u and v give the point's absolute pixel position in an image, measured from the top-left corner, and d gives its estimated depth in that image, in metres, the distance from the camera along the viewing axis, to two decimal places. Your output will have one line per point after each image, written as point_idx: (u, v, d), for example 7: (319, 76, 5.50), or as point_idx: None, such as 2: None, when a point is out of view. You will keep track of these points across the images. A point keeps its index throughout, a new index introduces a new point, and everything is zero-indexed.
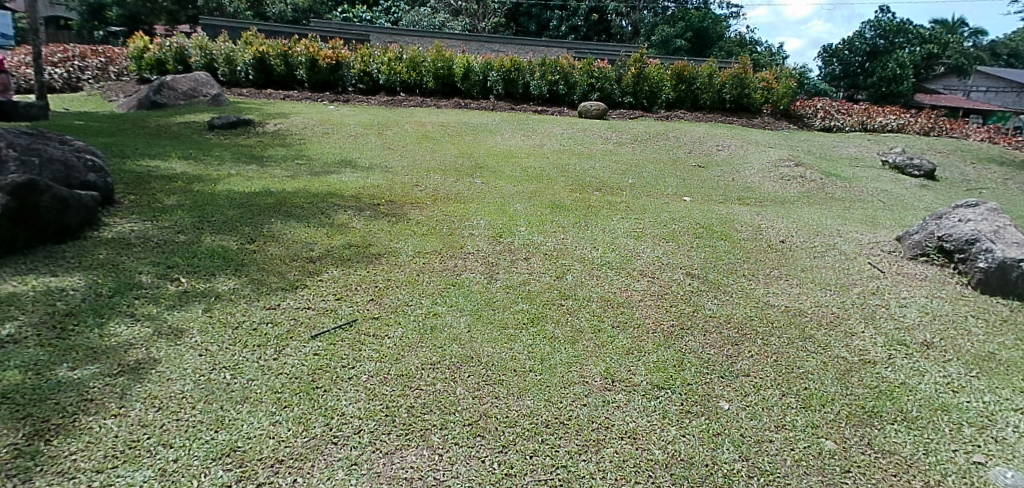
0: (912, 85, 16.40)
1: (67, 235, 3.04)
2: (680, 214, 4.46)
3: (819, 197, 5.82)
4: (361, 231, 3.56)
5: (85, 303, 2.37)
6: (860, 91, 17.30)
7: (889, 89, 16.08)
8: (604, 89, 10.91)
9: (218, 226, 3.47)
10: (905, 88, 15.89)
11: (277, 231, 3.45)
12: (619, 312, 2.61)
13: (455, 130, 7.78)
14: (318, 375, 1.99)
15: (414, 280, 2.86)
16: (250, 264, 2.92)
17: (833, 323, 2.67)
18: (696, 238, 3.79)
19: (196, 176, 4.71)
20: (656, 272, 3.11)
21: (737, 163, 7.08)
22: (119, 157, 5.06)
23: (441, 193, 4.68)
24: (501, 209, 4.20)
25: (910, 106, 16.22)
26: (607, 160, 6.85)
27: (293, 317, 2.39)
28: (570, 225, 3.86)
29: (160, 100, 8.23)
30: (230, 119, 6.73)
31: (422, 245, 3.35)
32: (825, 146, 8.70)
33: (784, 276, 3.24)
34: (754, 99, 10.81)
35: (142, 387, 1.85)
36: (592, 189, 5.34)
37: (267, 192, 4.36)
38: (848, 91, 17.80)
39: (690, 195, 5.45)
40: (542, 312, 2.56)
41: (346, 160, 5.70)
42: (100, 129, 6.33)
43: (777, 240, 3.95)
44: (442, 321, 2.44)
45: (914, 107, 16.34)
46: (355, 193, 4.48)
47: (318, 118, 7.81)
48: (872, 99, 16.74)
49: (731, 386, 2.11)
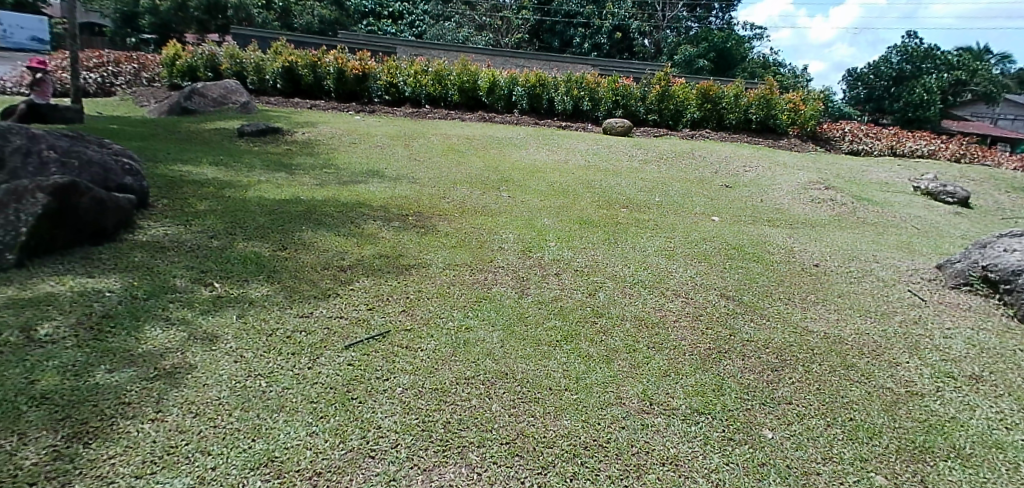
0: (938, 111, 16.14)
1: (104, 237, 3.10)
2: (711, 234, 4.41)
3: (851, 221, 5.70)
4: (391, 242, 3.58)
5: (121, 306, 2.39)
6: (886, 115, 17.07)
7: (915, 114, 15.86)
8: (628, 106, 10.97)
9: (249, 233, 3.51)
10: (931, 114, 15.66)
11: (308, 239, 3.50)
12: (653, 333, 2.55)
13: (480, 144, 7.81)
14: (353, 386, 1.96)
15: (445, 292, 2.86)
16: (283, 272, 2.96)
17: (876, 352, 2.59)
18: (729, 259, 3.75)
19: (227, 182, 4.78)
20: (689, 292, 3.05)
21: (765, 184, 7.00)
22: (153, 162, 5.13)
23: (468, 206, 4.69)
24: (530, 224, 4.18)
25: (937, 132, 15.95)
26: (633, 177, 6.82)
27: (326, 326, 2.39)
28: (600, 242, 3.81)
29: (190, 107, 8.47)
30: (260, 127, 6.85)
31: (451, 257, 3.35)
32: (853, 169, 8.56)
33: (819, 302, 3.19)
34: (781, 120, 10.71)
35: (178, 392, 1.84)
36: (620, 205, 5.32)
37: (297, 200, 4.40)
38: (873, 115, 17.57)
39: (718, 215, 5.40)
40: (576, 330, 2.51)
41: (374, 170, 5.75)
42: (135, 133, 6.48)
43: (810, 265, 3.92)
44: (475, 334, 2.42)
45: (941, 133, 16.10)
46: (384, 203, 4.50)
47: (345, 128, 7.91)
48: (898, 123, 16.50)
49: (773, 413, 2.04)
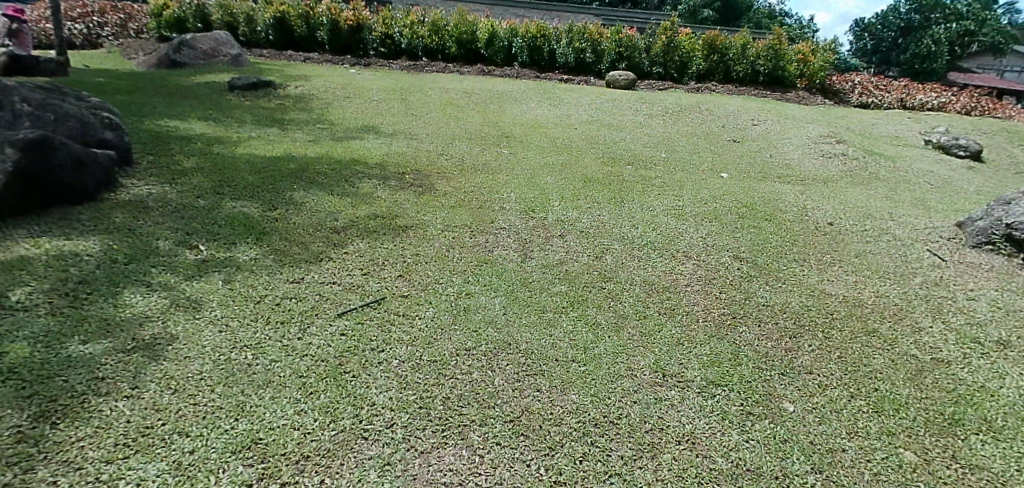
0: (947, 63, 15.69)
1: (83, 196, 2.93)
2: (721, 191, 4.23)
3: (863, 176, 5.49)
4: (387, 201, 3.41)
5: (100, 271, 2.24)
6: (893, 68, 16.48)
7: (923, 66, 15.37)
8: (632, 58, 10.57)
9: (237, 193, 3.33)
10: (940, 66, 15.19)
11: (300, 199, 3.32)
12: (664, 298, 2.41)
13: (479, 98, 7.51)
14: (346, 359, 1.83)
15: (444, 255, 2.71)
16: (273, 234, 2.80)
17: (898, 316, 2.46)
18: (741, 218, 3.60)
19: (216, 138, 4.56)
20: (701, 253, 2.89)
21: (774, 138, 6.76)
22: (138, 116, 4.88)
23: (467, 163, 4.49)
24: (533, 182, 4.00)
25: (946, 83, 15.49)
26: (638, 132, 6.58)
27: (318, 293, 2.25)
28: (606, 201, 3.64)
29: (179, 60, 8.12)
30: (251, 81, 6.56)
31: (450, 218, 3.19)
32: (864, 123, 8.28)
33: (836, 263, 3.04)
34: (789, 72, 10.33)
35: (157, 366, 1.71)
36: (624, 162, 5.13)
37: (288, 157, 4.20)
38: (880, 68, 17.06)
39: (727, 171, 5.21)
40: (583, 295, 2.38)
41: (369, 126, 5.52)
42: (119, 87, 6.19)
43: (824, 223, 3.76)
44: (476, 301, 2.29)
45: (950, 85, 15.66)
46: (379, 160, 4.30)
47: (339, 81, 7.60)
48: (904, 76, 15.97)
49: (793, 384, 1.92)
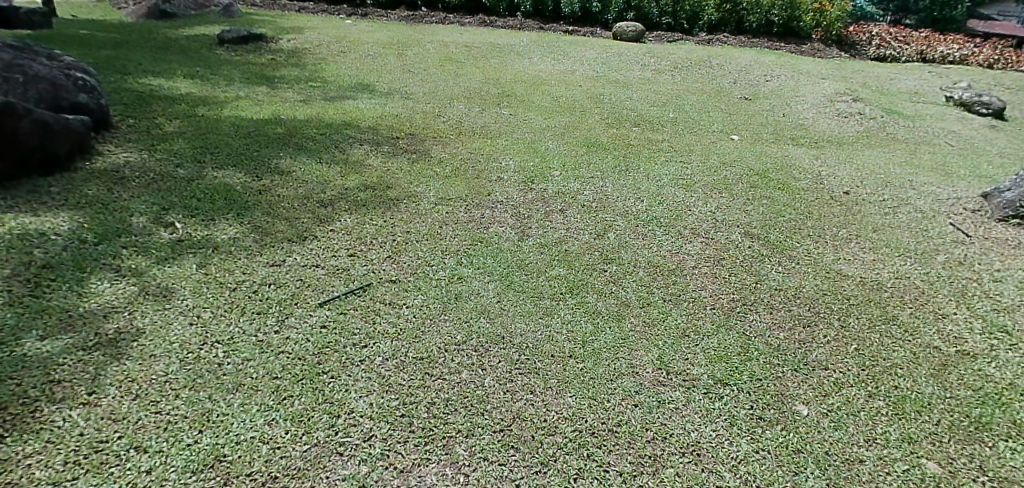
0: (966, 13, 14.98)
1: (54, 166, 2.66)
2: (732, 157, 4.00)
3: (880, 137, 5.20)
4: (379, 170, 3.20)
5: (65, 252, 2.05)
6: (910, 16, 15.52)
7: (941, 13, 14.61)
8: (641, 7, 10.06)
9: (220, 159, 3.09)
10: (960, 13, 14.36)
11: (287, 167, 3.09)
12: (670, 283, 2.26)
13: (479, 52, 7.15)
14: (325, 357, 1.70)
15: (436, 233, 2.55)
16: (256, 208, 2.59)
17: (919, 300, 2.30)
18: (752, 188, 3.39)
19: (202, 97, 4.21)
20: (709, 230, 2.72)
21: (788, 95, 6.43)
22: (118, 71, 4.57)
23: (465, 126, 4.25)
24: (532, 148, 3.78)
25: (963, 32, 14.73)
26: (645, 90, 6.27)
27: (299, 278, 2.09)
28: (609, 169, 3.43)
29: (169, 10, 7.69)
30: (241, 33, 6.20)
31: (444, 190, 3.00)
32: (883, 77, 7.89)
33: (853, 238, 2.86)
34: (805, 23, 9.85)
35: (119, 367, 1.57)
36: (630, 123, 4.88)
37: (276, 120, 3.89)
38: (896, 16, 15.82)
39: (738, 133, 4.95)
40: (582, 280, 2.24)
41: (363, 83, 5.23)
42: (101, 40, 5.83)
43: (839, 193, 3.55)
44: (467, 286, 2.15)
45: (969, 34, 14.95)
46: (372, 122, 4.05)
47: (333, 34, 7.21)
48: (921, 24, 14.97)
49: (808, 383, 1.79)
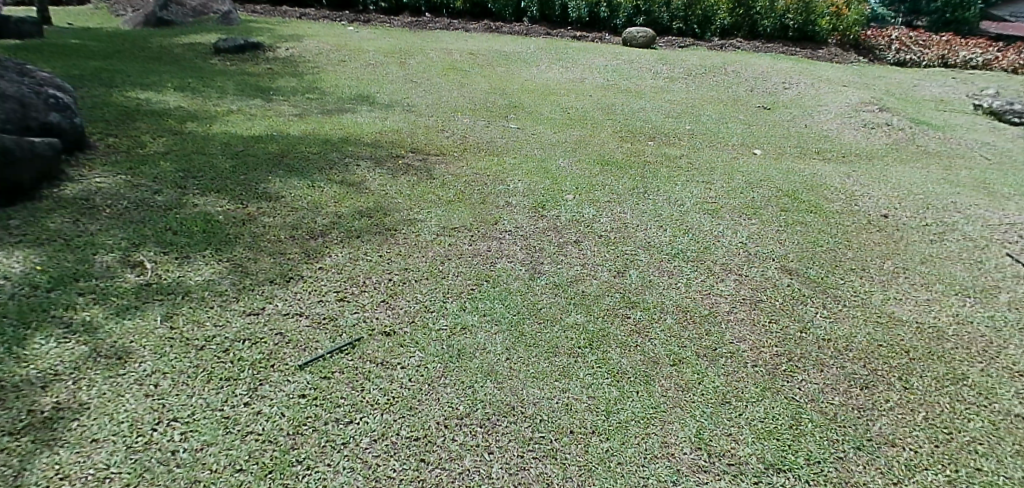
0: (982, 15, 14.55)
1: (17, 195, 2.42)
2: (757, 176, 3.72)
3: (910, 151, 4.88)
4: (376, 194, 2.94)
5: (10, 302, 1.81)
6: (922, 16, 14.95)
7: (954, 15, 13.89)
8: (651, 12, 9.80)
9: (203, 183, 2.84)
10: (972, 14, 13.81)
11: (276, 191, 2.84)
12: (704, 333, 1.98)
13: (484, 60, 6.89)
14: (302, 439, 1.44)
15: (438, 271, 2.29)
16: (237, 242, 2.33)
17: (990, 353, 2.01)
18: (784, 212, 3.12)
19: (191, 111, 3.96)
20: (742, 265, 2.44)
21: (809, 104, 6.12)
22: (106, 84, 4.34)
23: (470, 142, 3.99)
24: (543, 167, 3.51)
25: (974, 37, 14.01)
26: (658, 99, 5.99)
27: (280, 331, 1.83)
28: (627, 192, 3.16)
29: (166, 17, 7.51)
30: (237, 42, 5.97)
31: (447, 218, 2.73)
32: (905, 84, 7.58)
33: (902, 273, 2.57)
34: (820, 28, 9.63)
35: (50, 458, 1.32)
36: (645, 137, 4.61)
37: (269, 134, 3.62)
38: (908, 17, 15.20)
39: (760, 147, 4.66)
40: (603, 330, 1.96)
41: (364, 94, 4.98)
42: (94, 50, 5.62)
43: (877, 216, 3.26)
44: (472, 338, 1.89)
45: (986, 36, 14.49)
46: (372, 138, 3.79)
47: (334, 42, 6.98)
48: (932, 26, 14.41)
49: (875, 466, 1.51)
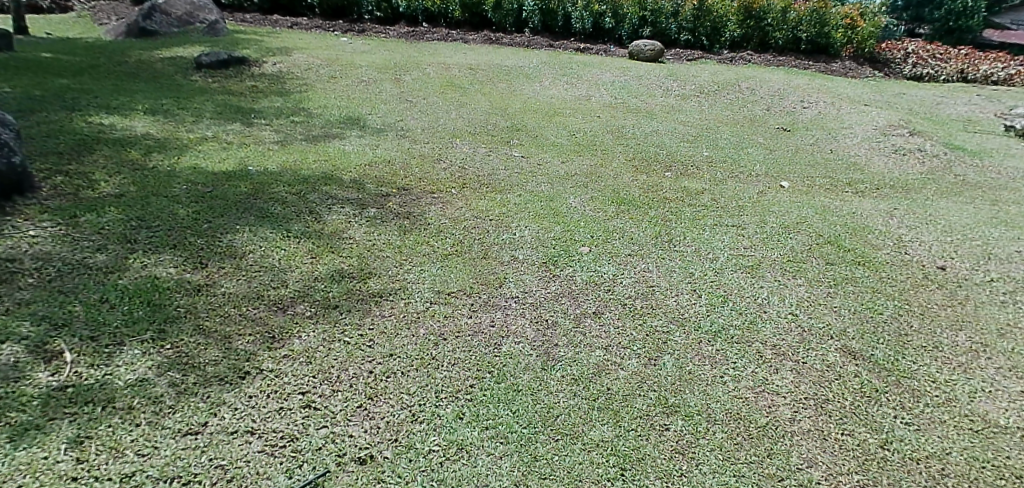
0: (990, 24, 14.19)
1: None
2: (791, 217, 3.32)
3: (948, 181, 4.48)
4: (361, 247, 2.53)
5: None
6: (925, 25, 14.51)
7: (958, 23, 13.50)
8: (657, 23, 9.43)
9: (158, 234, 2.42)
10: (976, 23, 13.37)
11: (243, 245, 2.42)
12: (765, 454, 1.56)
13: (485, 75, 6.51)
14: None
15: (429, 358, 1.87)
16: (186, 320, 1.91)
17: None
18: (829, 265, 2.73)
19: (160, 139, 3.55)
20: (797, 347, 2.03)
21: (832, 126, 5.74)
22: (68, 107, 3.93)
23: (469, 174, 3.59)
24: (552, 208, 3.10)
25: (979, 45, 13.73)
26: (670, 120, 5.60)
27: (222, 461, 1.42)
28: (649, 242, 2.76)
29: (149, 27, 7.12)
30: (220, 57, 5.57)
31: (442, 281, 2.32)
32: (928, 102, 7.19)
33: (983, 352, 2.17)
34: (834, 39, 9.20)
35: None
36: (660, 166, 4.21)
37: (243, 168, 3.21)
38: (909, 25, 14.84)
39: (785, 178, 4.27)
40: (637, 450, 1.55)
41: (354, 117, 4.58)
42: (65, 65, 5.21)
43: (933, 269, 2.86)
44: (471, 467, 1.47)
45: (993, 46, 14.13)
46: (360, 172, 3.38)
47: (325, 55, 6.58)
48: (934, 35, 14.02)
49: None
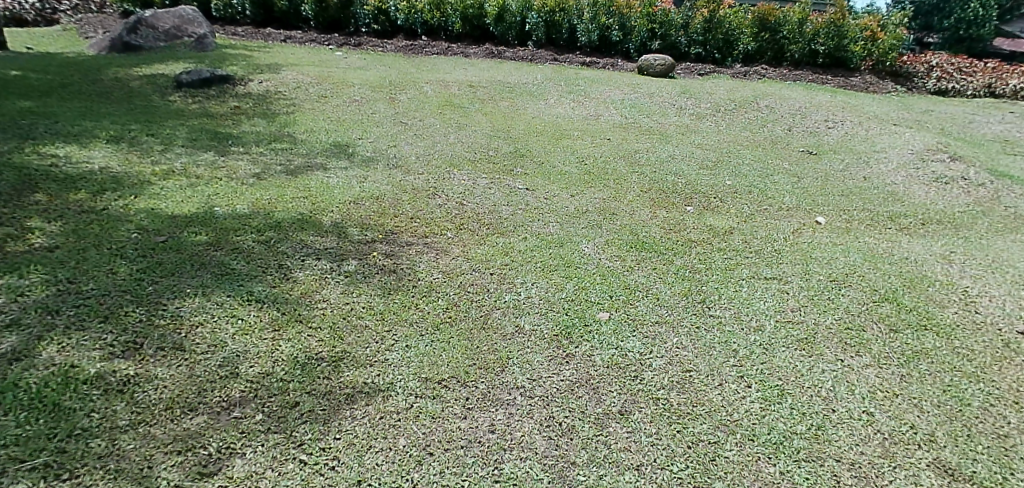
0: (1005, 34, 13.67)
1: None
2: (839, 265, 2.89)
3: (999, 214, 4.03)
4: (334, 314, 2.11)
5: None
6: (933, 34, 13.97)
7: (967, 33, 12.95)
8: (667, 36, 9.04)
9: (89, 301, 1.99)
10: (986, 32, 12.82)
11: (190, 314, 2.00)
12: None
13: (486, 93, 6.11)
14: None
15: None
16: (98, 434, 1.49)
17: None
18: (896, 333, 2.29)
19: (120, 173, 3.15)
20: (881, 464, 1.59)
21: (861, 149, 5.31)
22: (24, 136, 3.54)
23: (468, 212, 3.17)
24: (562, 258, 2.68)
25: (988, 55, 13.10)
26: (686, 143, 5.18)
27: None
28: (678, 304, 2.33)
29: (134, 42, 6.77)
30: (203, 75, 5.19)
31: (432, 364, 1.89)
32: (959, 120, 6.75)
33: None
34: (853, 52, 8.78)
35: None
36: (679, 199, 3.78)
37: (208, 210, 2.80)
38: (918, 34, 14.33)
39: (819, 212, 3.83)
40: None
41: (343, 143, 4.17)
42: (35, 85, 4.84)
43: (1017, 335, 2.40)
44: None
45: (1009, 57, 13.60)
46: (343, 212, 2.97)
47: (317, 72, 6.20)
48: (943, 43, 13.49)
49: None
